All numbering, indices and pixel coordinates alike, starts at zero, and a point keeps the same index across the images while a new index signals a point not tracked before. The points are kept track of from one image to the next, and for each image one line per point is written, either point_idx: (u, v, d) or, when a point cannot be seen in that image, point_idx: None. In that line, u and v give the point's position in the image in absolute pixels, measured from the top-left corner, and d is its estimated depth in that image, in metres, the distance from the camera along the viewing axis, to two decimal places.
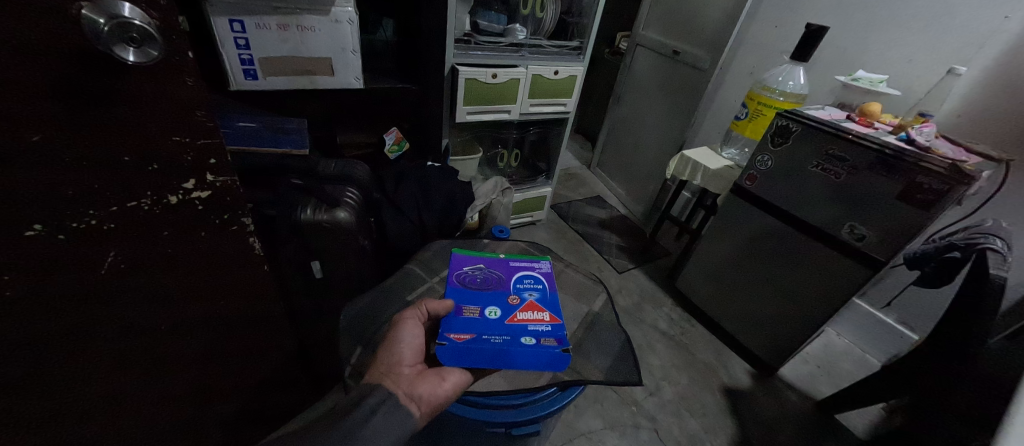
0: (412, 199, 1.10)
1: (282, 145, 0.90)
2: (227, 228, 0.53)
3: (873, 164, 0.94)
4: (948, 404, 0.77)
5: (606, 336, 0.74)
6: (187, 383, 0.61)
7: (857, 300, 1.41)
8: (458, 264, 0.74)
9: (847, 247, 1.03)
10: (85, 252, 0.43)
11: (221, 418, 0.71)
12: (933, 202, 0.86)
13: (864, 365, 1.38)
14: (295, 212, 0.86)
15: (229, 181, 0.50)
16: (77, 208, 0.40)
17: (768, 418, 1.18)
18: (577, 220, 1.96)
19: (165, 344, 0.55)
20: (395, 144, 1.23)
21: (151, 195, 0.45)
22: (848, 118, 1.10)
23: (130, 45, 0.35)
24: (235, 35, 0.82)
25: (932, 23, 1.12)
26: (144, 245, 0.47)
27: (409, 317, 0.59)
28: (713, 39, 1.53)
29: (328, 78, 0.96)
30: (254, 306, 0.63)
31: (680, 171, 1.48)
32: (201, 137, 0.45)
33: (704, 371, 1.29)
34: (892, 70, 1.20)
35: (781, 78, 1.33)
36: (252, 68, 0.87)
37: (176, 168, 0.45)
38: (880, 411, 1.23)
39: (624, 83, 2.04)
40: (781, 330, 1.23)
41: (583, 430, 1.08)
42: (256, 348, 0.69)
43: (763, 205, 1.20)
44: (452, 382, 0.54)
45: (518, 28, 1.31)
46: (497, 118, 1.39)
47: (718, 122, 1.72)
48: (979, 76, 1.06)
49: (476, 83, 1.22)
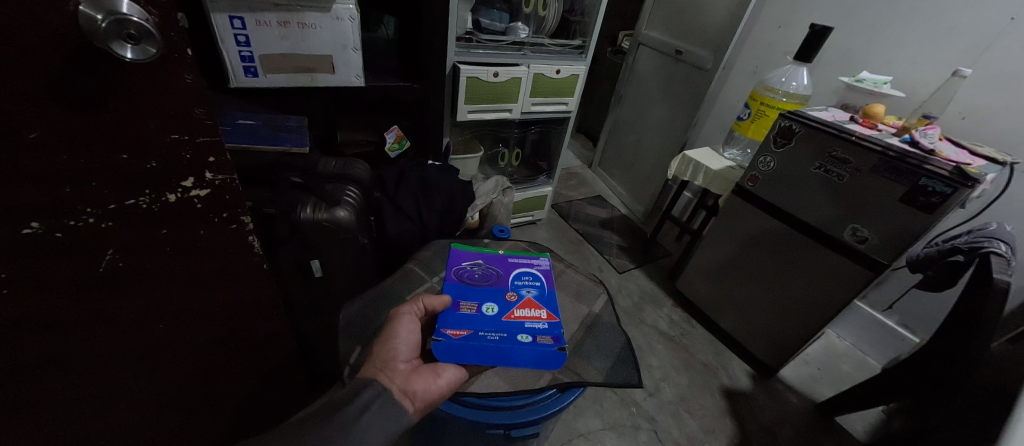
0: (413, 198, 1.10)
1: (280, 144, 0.92)
2: (226, 226, 0.53)
3: (876, 165, 0.94)
4: (950, 407, 0.76)
5: (606, 338, 0.74)
6: (185, 382, 0.61)
7: (857, 303, 1.41)
8: (457, 259, 0.74)
9: (849, 249, 1.02)
10: (83, 250, 0.42)
11: (220, 417, 0.71)
12: (937, 205, 0.86)
13: (864, 367, 1.38)
14: (295, 210, 0.86)
15: (229, 179, 0.50)
16: (75, 206, 0.40)
17: (768, 420, 1.18)
18: (577, 220, 1.95)
19: (162, 343, 0.55)
20: (396, 142, 1.22)
21: (150, 193, 0.44)
22: (850, 120, 1.10)
23: (128, 42, 0.34)
24: (235, 32, 0.82)
25: (937, 24, 1.11)
26: (143, 244, 0.46)
27: (405, 313, 0.58)
28: (716, 39, 1.52)
29: (328, 75, 0.96)
30: (254, 305, 0.63)
31: (681, 171, 1.48)
32: (200, 135, 0.45)
33: (704, 372, 1.29)
34: (896, 72, 1.20)
35: (784, 79, 1.32)
36: (252, 65, 0.87)
37: (175, 166, 0.44)
38: (880, 413, 1.23)
39: (626, 82, 2.03)
40: (781, 332, 1.22)
41: (583, 431, 1.08)
42: (255, 348, 0.69)
43: (765, 206, 1.19)
44: (446, 379, 0.53)
45: (520, 27, 1.29)
46: (498, 117, 1.38)
47: (721, 122, 1.71)
48: (984, 78, 1.05)
49: (477, 82, 1.22)
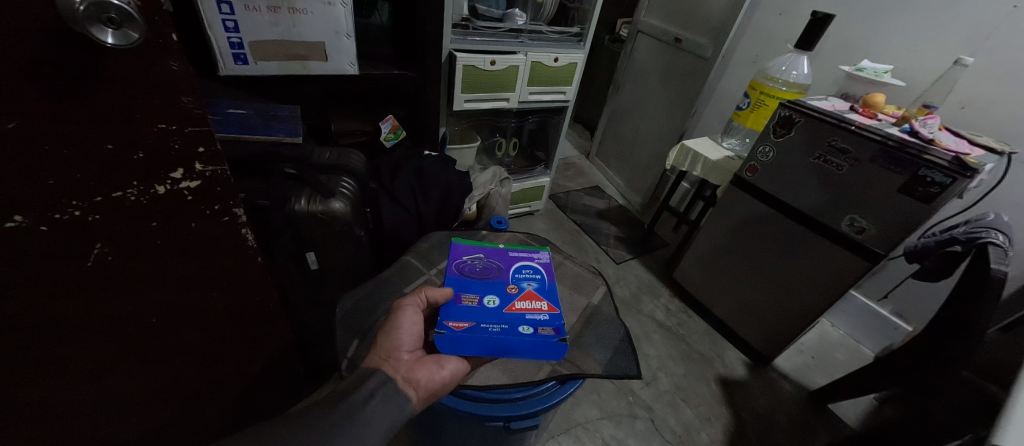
0: (409, 189, 1.09)
1: (274, 133, 0.90)
2: (218, 219, 0.52)
3: (875, 156, 0.93)
4: (942, 397, 0.77)
5: (605, 330, 0.74)
6: (179, 376, 0.61)
7: (853, 292, 1.42)
8: (457, 253, 0.74)
9: (847, 240, 1.03)
10: (70, 244, 0.41)
11: (215, 411, 0.71)
12: (935, 195, 0.86)
13: (856, 355, 1.40)
14: (289, 202, 0.85)
15: (219, 170, 0.48)
16: (59, 199, 0.38)
17: (762, 408, 1.19)
18: (575, 211, 1.95)
19: (155, 339, 0.54)
20: (391, 132, 1.21)
21: (138, 185, 0.43)
22: (852, 109, 1.09)
23: (108, 26, 0.33)
24: (223, 17, 0.79)
25: (941, 12, 1.09)
26: (132, 237, 0.45)
27: (408, 305, 0.58)
28: (716, 26, 1.50)
29: (321, 63, 0.94)
30: (247, 300, 0.62)
31: (680, 161, 1.46)
32: (190, 125, 0.43)
33: (700, 361, 1.30)
34: (897, 60, 1.19)
35: (785, 67, 1.30)
36: (242, 52, 0.84)
37: (163, 156, 0.43)
38: (871, 401, 1.25)
39: (624, 71, 2.01)
40: (778, 320, 1.23)
41: (580, 420, 1.09)
42: (249, 340, 0.68)
43: (762, 196, 1.19)
44: (449, 370, 0.54)
45: (518, 13, 1.25)
46: (496, 106, 1.36)
47: (720, 110, 1.70)
48: (985, 68, 1.05)
49: (474, 70, 1.20)
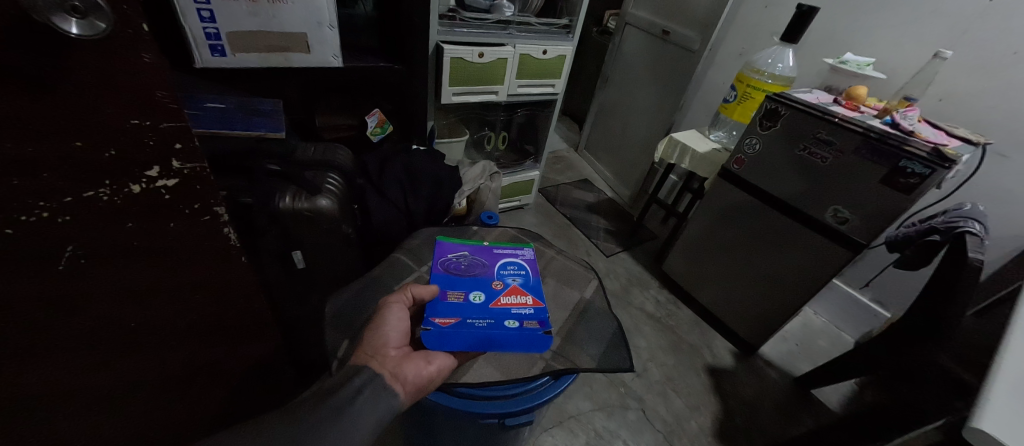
0: (398, 184, 1.07)
1: (255, 128, 0.87)
2: (199, 218, 0.50)
3: (859, 147, 0.95)
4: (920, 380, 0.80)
5: (597, 324, 0.74)
6: (162, 379, 0.59)
7: (836, 281, 1.46)
8: (442, 251, 0.72)
9: (830, 230, 1.05)
10: (38, 248, 0.39)
11: (201, 414, 0.69)
12: (915, 185, 0.88)
13: (838, 342, 1.44)
14: (273, 199, 0.83)
15: (199, 168, 0.46)
16: (23, 200, 0.36)
17: (749, 395, 1.22)
18: (565, 204, 1.95)
19: (134, 342, 0.52)
20: (378, 127, 1.18)
21: (110, 184, 0.41)
22: (835, 102, 1.11)
23: (72, 15, 0.31)
24: (198, 6, 0.75)
25: (921, 6, 1.12)
26: (107, 239, 0.43)
27: (394, 302, 0.57)
28: (704, 19, 1.50)
29: (304, 55, 0.91)
30: (231, 301, 0.60)
31: (668, 154, 1.47)
32: (164, 120, 0.41)
33: (689, 351, 1.33)
34: (879, 54, 1.21)
35: (771, 60, 1.32)
36: (219, 43, 0.81)
37: (137, 154, 0.41)
38: (852, 386, 1.30)
39: (612, 63, 2.01)
40: (764, 310, 1.26)
41: (573, 412, 1.10)
42: (235, 342, 0.66)
43: (749, 188, 1.21)
44: (436, 366, 0.53)
45: (505, 4, 1.23)
46: (484, 99, 1.34)
47: (707, 103, 1.71)
48: (963, 61, 1.07)
49: (461, 63, 1.17)
